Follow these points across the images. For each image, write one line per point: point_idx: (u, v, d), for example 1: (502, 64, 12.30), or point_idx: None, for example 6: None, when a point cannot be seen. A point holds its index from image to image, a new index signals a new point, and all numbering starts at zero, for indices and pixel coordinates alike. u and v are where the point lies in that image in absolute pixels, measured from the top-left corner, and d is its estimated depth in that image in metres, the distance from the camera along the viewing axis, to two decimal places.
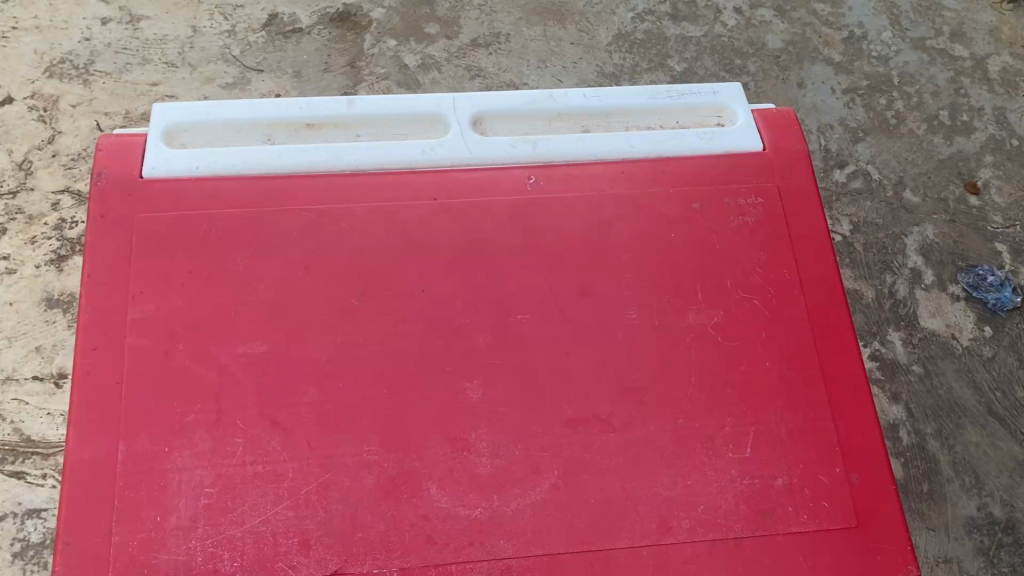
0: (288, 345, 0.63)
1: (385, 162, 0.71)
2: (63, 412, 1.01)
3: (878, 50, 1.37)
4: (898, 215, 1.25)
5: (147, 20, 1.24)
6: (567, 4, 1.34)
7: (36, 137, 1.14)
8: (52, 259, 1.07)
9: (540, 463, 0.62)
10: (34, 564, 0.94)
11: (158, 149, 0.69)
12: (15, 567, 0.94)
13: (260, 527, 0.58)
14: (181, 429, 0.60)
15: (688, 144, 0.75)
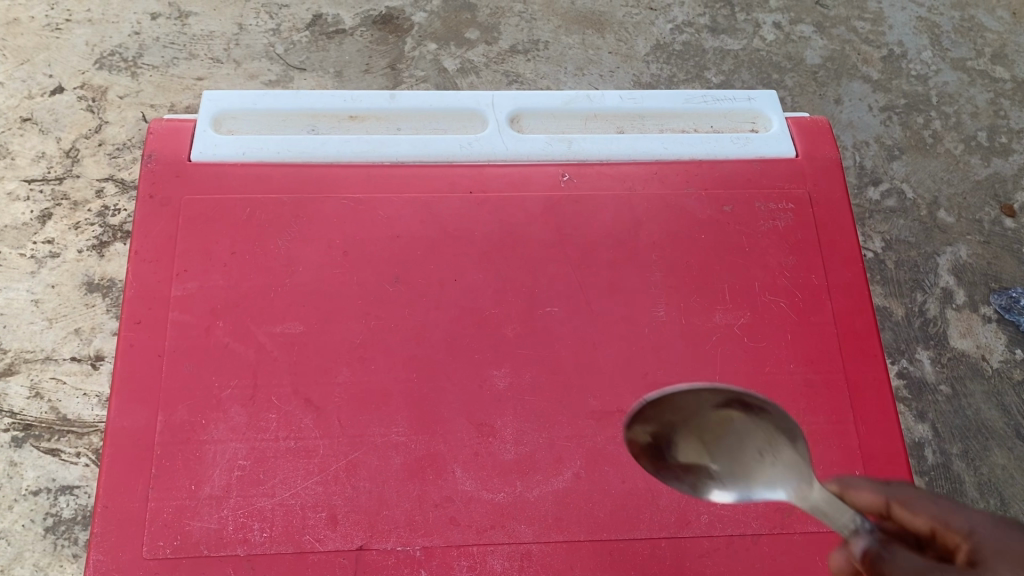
0: (324, 326, 0.65)
1: (424, 155, 0.74)
2: (100, 394, 0.97)
3: (918, 70, 1.37)
4: (932, 234, 1.24)
5: (195, 16, 1.24)
6: (607, 13, 1.35)
7: (84, 127, 1.13)
8: (94, 244, 1.05)
9: (564, 452, 0.63)
10: (65, 540, 0.90)
11: (206, 134, 0.72)
12: (47, 542, 0.89)
13: (289, 500, 0.60)
14: (218, 403, 0.63)
15: (720, 149, 0.77)
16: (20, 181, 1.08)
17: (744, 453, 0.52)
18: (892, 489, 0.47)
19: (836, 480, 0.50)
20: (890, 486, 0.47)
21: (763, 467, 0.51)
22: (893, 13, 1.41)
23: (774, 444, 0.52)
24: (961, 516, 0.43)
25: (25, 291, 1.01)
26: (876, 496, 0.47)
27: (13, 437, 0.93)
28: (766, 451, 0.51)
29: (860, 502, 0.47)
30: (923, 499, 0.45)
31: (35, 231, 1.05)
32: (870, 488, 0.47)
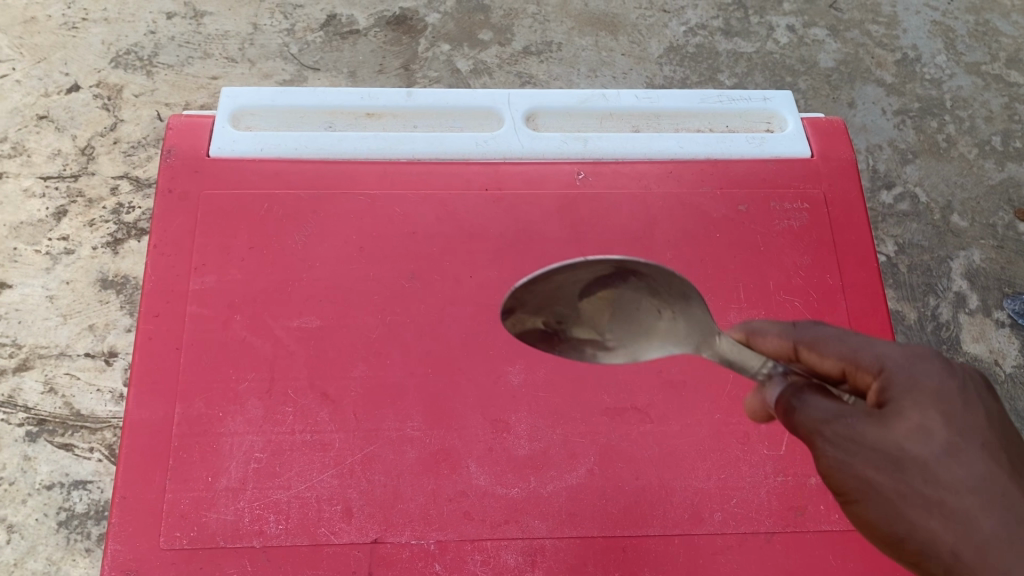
0: (340, 320, 0.66)
1: (440, 152, 0.74)
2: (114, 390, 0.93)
3: (932, 74, 1.31)
4: (945, 239, 1.18)
5: (209, 15, 1.18)
6: (620, 15, 1.28)
7: (99, 125, 1.08)
8: (109, 242, 1.00)
9: (578, 448, 0.64)
10: (77, 534, 0.87)
11: (225, 130, 0.73)
12: (60, 536, 0.87)
13: (305, 493, 0.61)
14: (236, 396, 0.63)
15: (735, 148, 0.77)
16: (35, 179, 1.03)
17: (640, 313, 0.48)
18: (800, 330, 0.46)
19: (744, 324, 0.50)
20: (798, 327, 0.47)
21: (666, 327, 0.49)
22: (907, 17, 1.35)
23: (670, 295, 0.48)
24: (868, 353, 0.43)
25: (41, 288, 0.97)
26: (783, 340, 0.46)
27: (27, 432, 0.90)
28: (660, 303, 0.49)
29: (770, 347, 0.47)
30: (832, 338, 0.44)
31: (51, 228, 1.00)
32: (780, 331, 0.47)
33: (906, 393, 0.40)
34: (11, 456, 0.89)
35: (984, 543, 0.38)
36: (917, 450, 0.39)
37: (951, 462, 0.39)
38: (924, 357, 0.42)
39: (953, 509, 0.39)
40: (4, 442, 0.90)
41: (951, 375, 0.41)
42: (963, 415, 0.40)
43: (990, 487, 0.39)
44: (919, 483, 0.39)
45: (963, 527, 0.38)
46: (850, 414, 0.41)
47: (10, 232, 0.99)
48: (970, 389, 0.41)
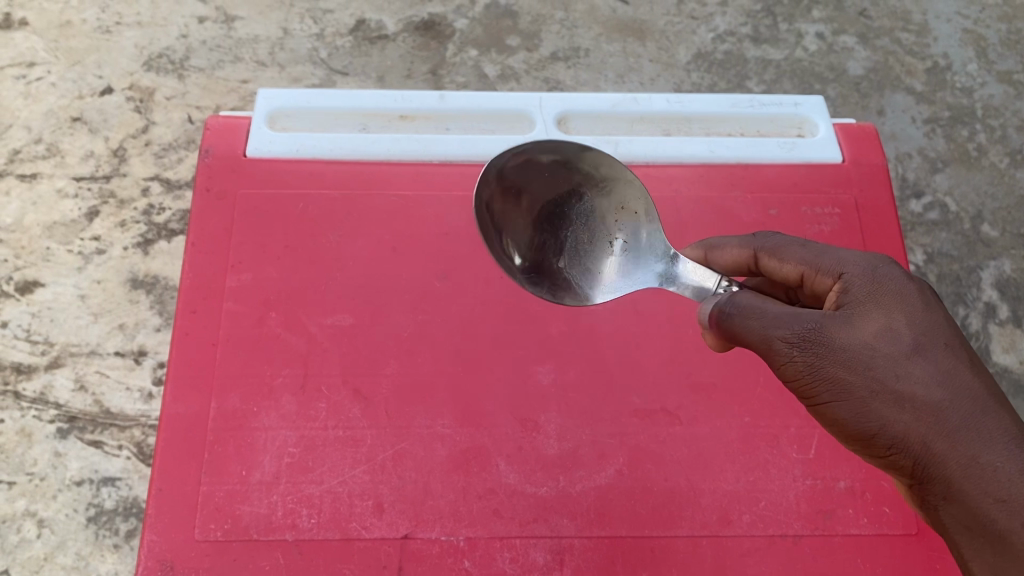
0: (373, 319, 0.67)
1: (472, 154, 0.75)
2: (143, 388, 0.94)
3: (963, 82, 1.27)
4: (975, 249, 1.14)
5: (241, 20, 1.19)
6: (648, 21, 1.27)
7: (131, 127, 1.09)
8: (139, 242, 1.01)
9: (606, 448, 0.64)
10: (106, 530, 0.87)
11: (261, 130, 0.74)
12: (88, 532, 0.87)
13: (337, 488, 0.62)
14: (270, 391, 0.64)
15: (767, 152, 0.77)
16: (69, 179, 1.04)
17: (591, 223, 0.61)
18: (759, 241, 0.57)
19: (702, 244, 0.61)
20: (756, 239, 0.57)
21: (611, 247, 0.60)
22: (938, 25, 1.31)
23: (606, 205, 0.61)
24: (825, 260, 0.53)
25: (73, 287, 0.98)
26: (744, 251, 0.57)
27: (58, 428, 0.91)
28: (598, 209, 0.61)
29: (729, 258, 0.58)
30: (789, 247, 0.55)
31: (83, 228, 1.01)
32: (739, 244, 0.57)
33: (872, 301, 0.50)
34: (42, 452, 0.90)
35: (952, 431, 0.47)
36: (889, 350, 0.48)
37: (919, 359, 0.48)
38: (878, 268, 0.52)
39: (923, 403, 0.48)
40: (34, 439, 0.90)
41: (908, 285, 0.51)
42: (924, 319, 0.50)
43: (953, 381, 0.48)
44: (893, 382, 0.48)
45: (933, 419, 0.48)
46: (817, 320, 0.49)
47: (43, 231, 1.01)
48: (925, 295, 0.51)
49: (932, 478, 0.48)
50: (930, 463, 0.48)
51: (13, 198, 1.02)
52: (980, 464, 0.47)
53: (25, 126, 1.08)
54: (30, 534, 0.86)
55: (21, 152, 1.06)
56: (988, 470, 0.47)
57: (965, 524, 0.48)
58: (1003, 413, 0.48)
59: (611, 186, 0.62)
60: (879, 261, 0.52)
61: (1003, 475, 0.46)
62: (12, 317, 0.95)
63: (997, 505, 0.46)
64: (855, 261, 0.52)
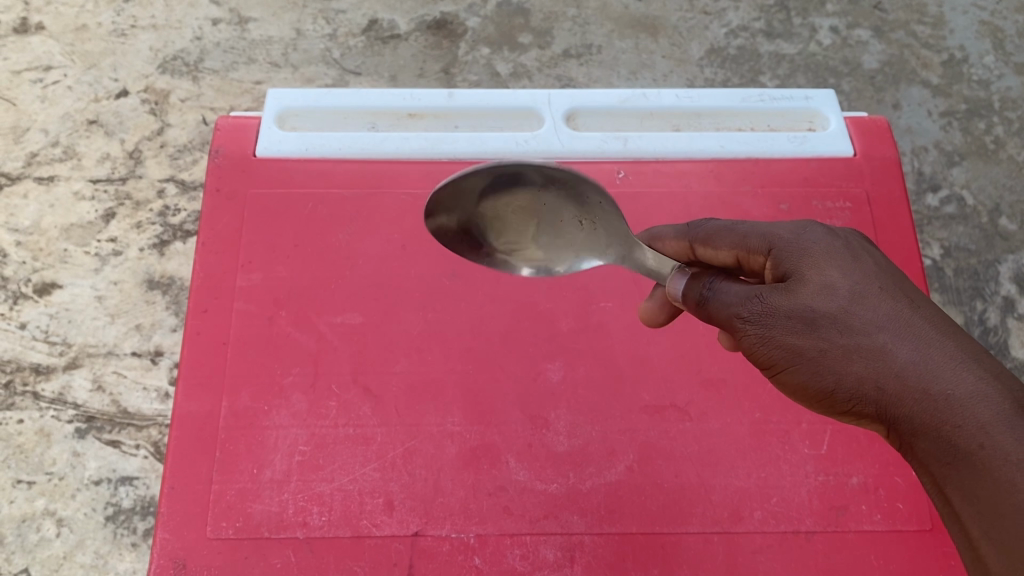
0: (383, 318, 0.67)
1: (481, 151, 0.75)
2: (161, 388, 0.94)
3: (979, 74, 1.25)
4: (993, 242, 1.13)
5: (254, 21, 1.20)
6: (661, 17, 1.26)
7: (146, 129, 1.09)
8: (155, 243, 1.02)
9: (617, 445, 0.64)
10: (124, 529, 0.88)
11: (271, 130, 0.74)
12: (106, 531, 0.88)
13: (347, 485, 0.62)
14: (280, 390, 0.64)
15: (778, 146, 0.76)
16: (85, 182, 1.05)
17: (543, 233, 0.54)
18: (692, 230, 0.54)
19: (640, 234, 0.57)
20: (691, 228, 0.54)
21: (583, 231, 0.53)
22: (954, 17, 1.30)
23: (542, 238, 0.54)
24: (755, 237, 0.51)
25: (90, 287, 0.98)
26: (680, 243, 0.54)
27: (76, 428, 0.91)
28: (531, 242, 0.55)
29: (669, 249, 0.55)
30: (722, 231, 0.53)
31: (99, 229, 1.02)
32: (676, 235, 0.55)
33: (802, 263, 0.49)
34: (61, 452, 0.90)
35: (902, 369, 0.46)
36: (827, 306, 0.48)
37: (857, 309, 0.47)
38: (810, 228, 0.51)
39: (870, 349, 0.47)
40: (53, 438, 0.91)
41: (833, 241, 0.50)
42: (856, 270, 0.49)
43: (894, 322, 0.47)
44: (838, 336, 0.47)
45: (881, 363, 0.47)
46: (758, 295, 0.48)
47: (60, 233, 1.01)
48: (853, 249, 0.50)
49: (894, 419, 0.47)
50: (887, 405, 0.47)
51: (31, 201, 1.03)
52: (932, 395, 0.46)
53: (42, 128, 1.09)
54: (49, 533, 0.87)
55: (39, 156, 1.07)
56: (941, 401, 0.45)
57: (933, 456, 0.46)
58: (949, 343, 0.47)
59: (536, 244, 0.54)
60: (805, 224, 0.52)
61: (955, 402, 0.45)
62: (30, 319, 0.96)
63: (953, 431, 0.45)
64: (786, 226, 0.52)
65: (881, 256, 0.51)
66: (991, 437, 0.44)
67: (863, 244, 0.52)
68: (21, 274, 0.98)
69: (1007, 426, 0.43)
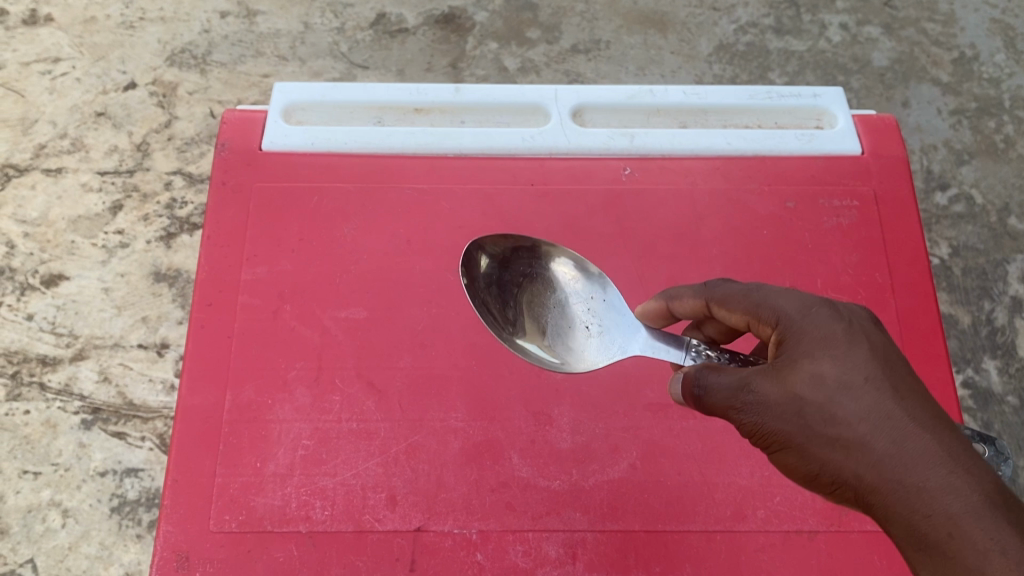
0: (387, 313, 0.67)
1: (486, 147, 0.75)
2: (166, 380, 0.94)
3: (990, 73, 1.25)
4: (1002, 242, 1.12)
5: (262, 14, 1.20)
6: (669, 13, 1.26)
7: (154, 121, 1.10)
8: (162, 236, 1.02)
9: (620, 442, 0.64)
10: (129, 521, 0.88)
11: (277, 124, 0.74)
12: (111, 522, 0.88)
13: (351, 480, 0.62)
14: (284, 384, 0.64)
15: (786, 144, 0.76)
16: (93, 174, 1.06)
17: (562, 322, 0.61)
18: (709, 289, 0.53)
19: (662, 293, 0.57)
20: (708, 287, 0.54)
21: (589, 338, 0.60)
22: (965, 15, 1.29)
23: (561, 326, 0.61)
24: (764, 308, 0.49)
25: (97, 279, 0.98)
26: (697, 301, 0.54)
27: (83, 420, 0.92)
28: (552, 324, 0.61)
29: (688, 307, 0.55)
30: (735, 294, 0.51)
31: (107, 221, 1.02)
32: (692, 294, 0.54)
33: (795, 347, 0.47)
34: (67, 443, 0.91)
35: (879, 460, 0.44)
36: (810, 396, 0.45)
37: (841, 397, 0.45)
38: (814, 309, 0.48)
39: (849, 439, 0.45)
40: (60, 430, 0.91)
41: (834, 324, 0.47)
42: (847, 355, 0.46)
43: (874, 413, 0.45)
44: (821, 425, 0.45)
45: (859, 452, 0.44)
46: (750, 381, 0.46)
47: (68, 225, 1.02)
48: (854, 332, 0.47)
49: (873, 506, 0.45)
50: (865, 493, 0.45)
51: (39, 192, 1.04)
52: (904, 486, 0.43)
53: (51, 120, 1.09)
54: (54, 523, 0.87)
55: (47, 147, 1.07)
56: (913, 491, 0.43)
57: (908, 543, 0.44)
58: (926, 435, 0.44)
59: (558, 331, 0.61)
60: (815, 301, 0.49)
61: (927, 493, 0.43)
62: (37, 310, 0.96)
63: (923, 520, 0.42)
64: (789, 304, 0.49)
65: (887, 339, 0.48)
66: (960, 528, 0.41)
67: (870, 325, 0.49)
68: (29, 265, 0.99)
69: (977, 518, 0.41)
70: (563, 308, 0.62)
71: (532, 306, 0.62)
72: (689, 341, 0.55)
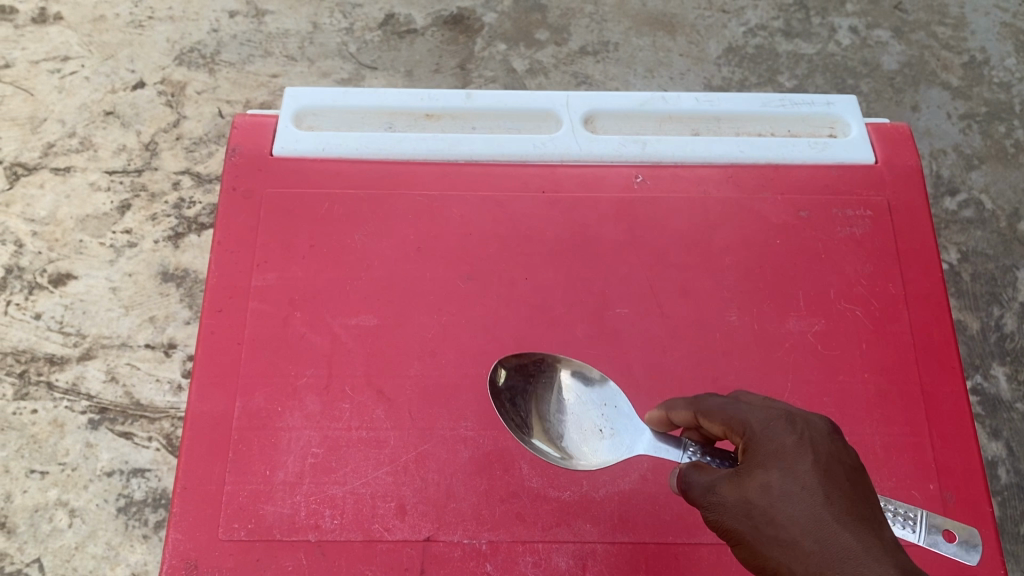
0: (397, 321, 0.67)
1: (498, 154, 0.74)
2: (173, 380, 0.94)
3: (1001, 77, 1.24)
4: (1011, 248, 1.11)
5: (271, 14, 1.19)
6: (679, 15, 1.25)
7: (162, 121, 1.10)
8: (170, 235, 1.02)
9: (631, 453, 0.63)
10: (136, 521, 0.88)
11: (287, 129, 0.74)
12: (118, 523, 0.88)
13: (360, 489, 0.62)
14: (294, 391, 0.64)
15: (799, 152, 0.76)
16: (101, 173, 1.05)
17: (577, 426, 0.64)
18: (697, 402, 0.54)
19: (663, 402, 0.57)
20: (698, 399, 0.54)
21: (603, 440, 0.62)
22: (975, 19, 1.28)
23: (577, 431, 0.64)
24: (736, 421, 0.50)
25: (105, 279, 0.98)
26: (687, 413, 0.54)
27: (89, 419, 0.92)
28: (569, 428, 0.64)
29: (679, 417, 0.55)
30: (718, 407, 0.52)
31: (115, 221, 1.02)
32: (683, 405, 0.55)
33: (749, 453, 0.47)
34: (74, 443, 0.91)
35: (809, 557, 0.43)
36: (757, 500, 0.45)
37: (777, 500, 0.45)
38: (774, 421, 0.48)
39: (786, 539, 0.44)
40: (67, 429, 0.91)
41: (786, 432, 0.47)
42: (790, 460, 0.46)
43: (806, 515, 0.44)
44: (763, 527, 0.45)
45: (792, 550, 0.44)
46: (713, 483, 0.48)
47: (76, 224, 1.02)
48: (804, 440, 0.47)
49: None
50: None
51: (47, 190, 1.04)
52: None
53: (59, 119, 1.09)
54: (61, 523, 0.87)
55: (55, 146, 1.07)
56: None
57: None
58: (845, 533, 0.43)
59: (573, 436, 0.64)
60: (782, 412, 0.49)
61: None
62: (45, 309, 0.96)
63: None
64: (755, 417, 0.49)
65: (845, 449, 0.48)
66: None
67: (829, 435, 0.48)
68: (37, 264, 0.99)
69: None
70: (580, 416, 0.64)
71: (548, 412, 0.64)
72: (688, 442, 0.56)
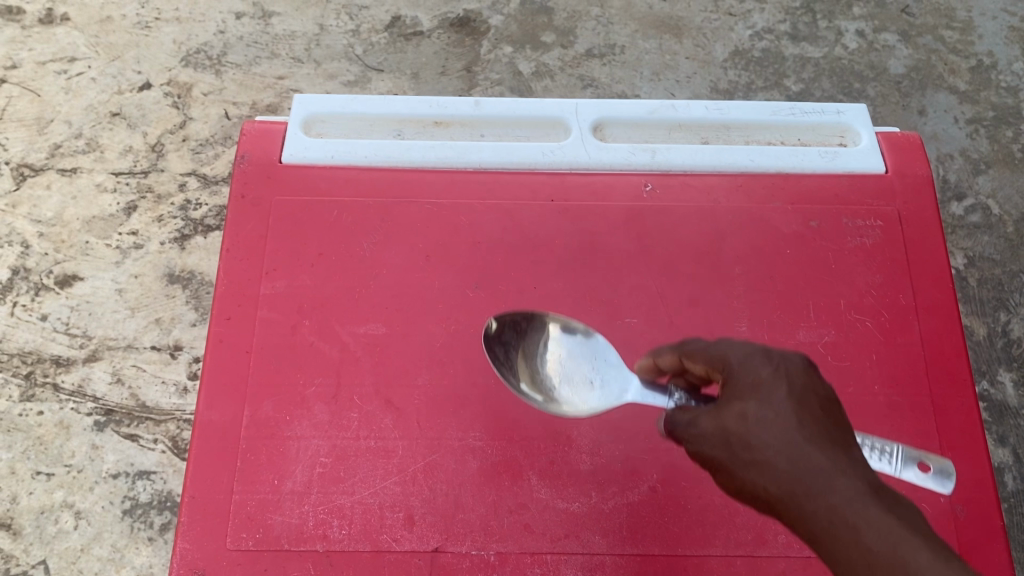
0: (406, 329, 0.67)
1: (507, 162, 0.74)
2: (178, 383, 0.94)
3: (1008, 81, 1.24)
4: (1018, 253, 1.11)
5: (277, 16, 1.19)
6: (685, 18, 1.25)
7: (169, 122, 1.10)
8: (176, 237, 1.02)
9: (640, 465, 0.63)
10: (142, 523, 0.88)
11: (296, 137, 0.74)
12: (124, 525, 0.88)
13: (369, 499, 0.62)
14: (303, 400, 0.64)
15: (809, 162, 0.76)
16: (108, 174, 1.06)
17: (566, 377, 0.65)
18: (681, 346, 0.52)
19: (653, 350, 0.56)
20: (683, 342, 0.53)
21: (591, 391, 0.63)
22: (983, 22, 1.28)
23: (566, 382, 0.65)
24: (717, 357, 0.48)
25: (111, 281, 0.99)
26: (672, 357, 0.53)
27: (95, 421, 0.92)
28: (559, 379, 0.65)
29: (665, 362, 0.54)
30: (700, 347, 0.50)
31: (121, 222, 1.02)
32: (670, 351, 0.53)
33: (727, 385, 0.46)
34: (79, 445, 0.91)
35: (784, 477, 0.41)
36: (733, 427, 0.43)
37: (752, 421, 0.43)
38: (752, 356, 0.46)
39: (761, 459, 0.42)
40: (73, 431, 0.91)
41: (761, 364, 0.46)
42: (765, 387, 0.44)
43: (781, 438, 0.42)
44: (739, 450, 0.43)
45: (766, 471, 0.41)
46: (692, 416, 0.46)
47: (82, 226, 1.02)
48: (780, 369, 0.45)
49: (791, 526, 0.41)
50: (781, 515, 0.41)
51: (54, 192, 1.04)
52: (806, 502, 0.40)
53: (66, 121, 1.09)
54: (66, 525, 0.87)
55: (61, 147, 1.07)
56: (813, 505, 0.40)
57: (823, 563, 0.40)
58: (818, 453, 0.41)
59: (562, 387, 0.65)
60: (760, 348, 0.47)
61: (825, 507, 0.39)
62: (51, 310, 0.97)
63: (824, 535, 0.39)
64: (734, 353, 0.47)
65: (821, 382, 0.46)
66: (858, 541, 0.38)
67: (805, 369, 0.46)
68: (43, 265, 0.99)
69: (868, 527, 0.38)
70: (570, 369, 0.65)
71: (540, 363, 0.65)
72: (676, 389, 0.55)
